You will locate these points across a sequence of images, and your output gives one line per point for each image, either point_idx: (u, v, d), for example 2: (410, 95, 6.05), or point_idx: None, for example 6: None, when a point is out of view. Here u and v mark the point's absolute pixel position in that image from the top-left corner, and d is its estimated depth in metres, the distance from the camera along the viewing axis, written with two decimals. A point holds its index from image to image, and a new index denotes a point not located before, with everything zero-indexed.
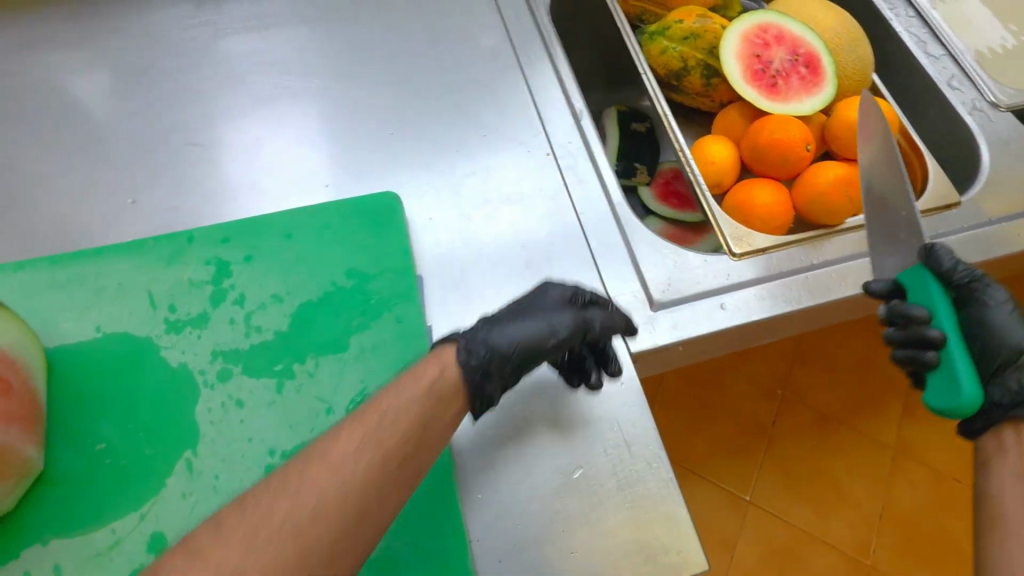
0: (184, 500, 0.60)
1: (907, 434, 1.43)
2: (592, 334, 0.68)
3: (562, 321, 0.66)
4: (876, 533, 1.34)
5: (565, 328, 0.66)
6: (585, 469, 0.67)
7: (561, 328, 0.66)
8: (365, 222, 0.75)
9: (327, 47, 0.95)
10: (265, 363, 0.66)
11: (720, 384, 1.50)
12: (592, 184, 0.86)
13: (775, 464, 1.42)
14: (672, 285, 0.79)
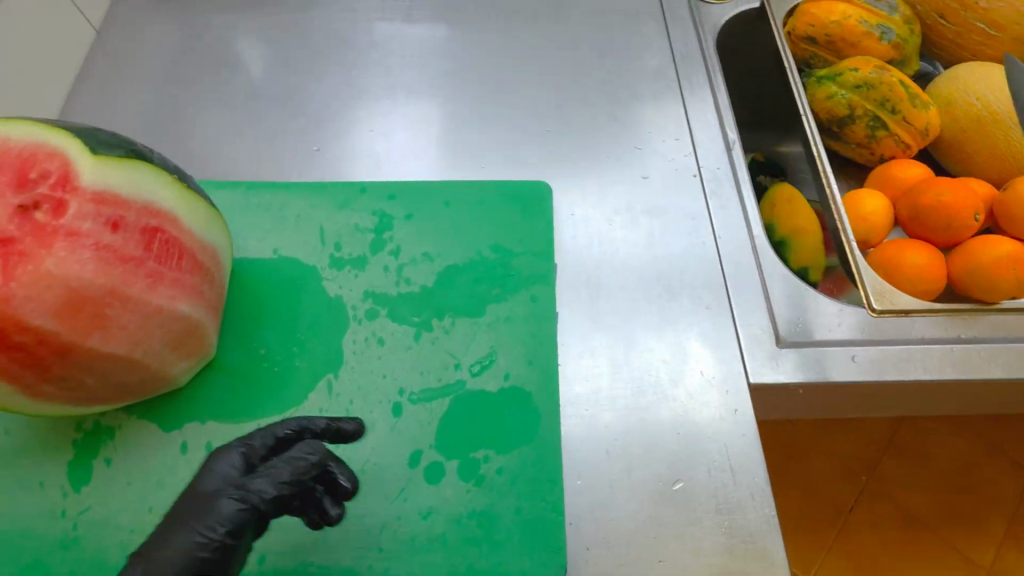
0: (321, 414, 0.66)
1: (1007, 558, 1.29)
2: (304, 477, 0.54)
3: (261, 479, 0.53)
4: None
5: (265, 497, 0.52)
6: (686, 483, 0.67)
7: (259, 492, 0.52)
8: (518, 205, 0.80)
9: (501, 48, 1.03)
10: (410, 310, 0.72)
11: (805, 456, 1.42)
12: (735, 213, 0.86)
13: (849, 550, 1.32)
14: (802, 327, 0.78)
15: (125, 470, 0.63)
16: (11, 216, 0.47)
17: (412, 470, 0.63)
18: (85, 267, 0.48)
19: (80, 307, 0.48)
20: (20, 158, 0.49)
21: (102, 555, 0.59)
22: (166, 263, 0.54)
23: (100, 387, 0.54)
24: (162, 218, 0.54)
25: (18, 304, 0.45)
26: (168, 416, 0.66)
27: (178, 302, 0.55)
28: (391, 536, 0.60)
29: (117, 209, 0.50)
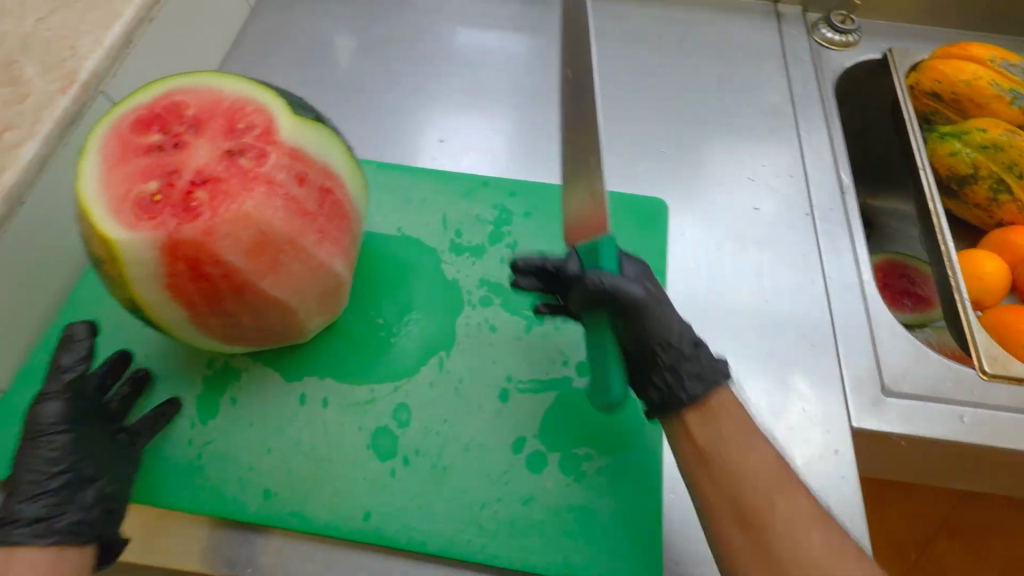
0: (430, 388, 0.69)
1: None
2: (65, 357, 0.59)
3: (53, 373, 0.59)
4: None
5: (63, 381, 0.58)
6: None
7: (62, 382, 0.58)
8: (633, 218, 0.82)
9: (622, 69, 1.06)
10: (522, 302, 0.74)
11: None
12: (846, 257, 0.86)
13: None
14: (910, 377, 0.76)
15: (249, 411, 0.67)
16: (220, 158, 0.51)
17: (515, 456, 0.64)
18: (275, 213, 0.52)
19: (265, 250, 0.52)
20: (231, 108, 0.53)
21: (221, 486, 0.62)
22: (333, 223, 0.57)
23: (254, 329, 0.58)
24: (336, 181, 0.58)
25: (218, 238, 0.49)
26: (291, 368, 0.70)
27: (335, 261, 0.58)
28: (490, 515, 0.61)
29: (305, 166, 0.54)
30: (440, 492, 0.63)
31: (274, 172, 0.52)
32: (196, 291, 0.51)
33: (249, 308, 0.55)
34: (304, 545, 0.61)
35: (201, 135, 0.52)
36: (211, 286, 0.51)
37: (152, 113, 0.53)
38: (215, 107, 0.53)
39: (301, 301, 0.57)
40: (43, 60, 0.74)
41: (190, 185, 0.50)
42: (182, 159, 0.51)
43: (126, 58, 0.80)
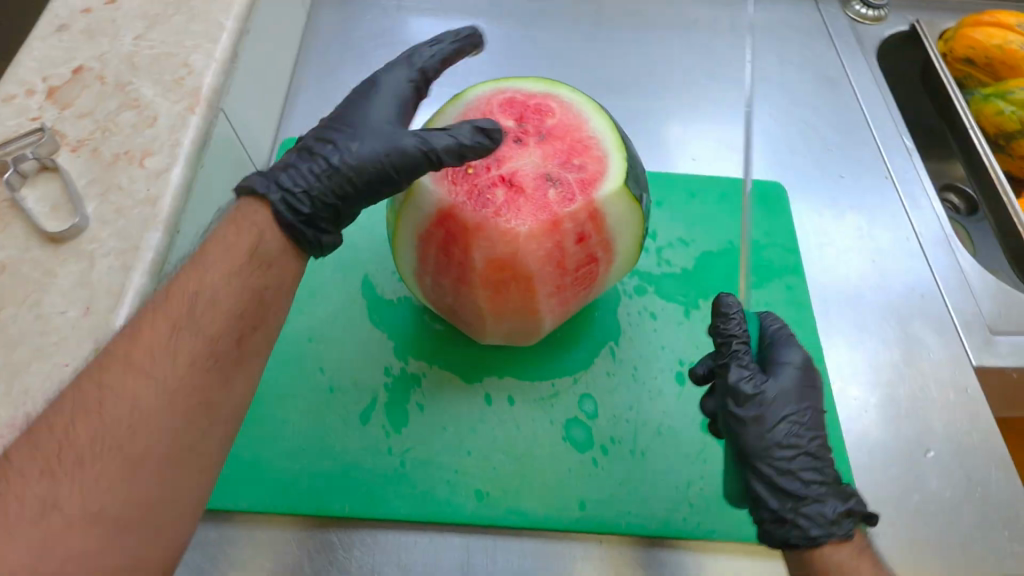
0: (609, 377, 0.70)
1: None
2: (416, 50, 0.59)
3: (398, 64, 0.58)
4: None
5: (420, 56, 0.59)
6: (938, 451, 0.72)
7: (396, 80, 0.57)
8: (755, 200, 0.85)
9: (688, 53, 1.09)
10: (674, 287, 0.77)
11: None
12: (929, 213, 0.93)
13: None
14: (1012, 315, 0.83)
15: (438, 416, 0.66)
16: (538, 176, 0.53)
17: (706, 435, 0.67)
18: (536, 253, 0.53)
19: (505, 271, 0.53)
20: (582, 144, 0.55)
21: (432, 491, 0.63)
22: (572, 289, 0.57)
23: (476, 325, 0.60)
24: (606, 255, 0.57)
25: (482, 236, 0.52)
26: (468, 371, 0.69)
27: (551, 314, 0.58)
28: (698, 492, 0.64)
29: (593, 232, 0.54)
30: (644, 476, 0.65)
31: (563, 221, 0.52)
32: (441, 266, 0.55)
33: (461, 301, 0.57)
34: (521, 541, 0.62)
35: (539, 146, 0.55)
36: (454, 268, 0.54)
37: (524, 102, 0.58)
38: (568, 128, 0.56)
39: (516, 324, 0.58)
40: (158, 79, 0.70)
41: (500, 182, 0.53)
42: (506, 154, 0.54)
43: (234, 71, 0.76)
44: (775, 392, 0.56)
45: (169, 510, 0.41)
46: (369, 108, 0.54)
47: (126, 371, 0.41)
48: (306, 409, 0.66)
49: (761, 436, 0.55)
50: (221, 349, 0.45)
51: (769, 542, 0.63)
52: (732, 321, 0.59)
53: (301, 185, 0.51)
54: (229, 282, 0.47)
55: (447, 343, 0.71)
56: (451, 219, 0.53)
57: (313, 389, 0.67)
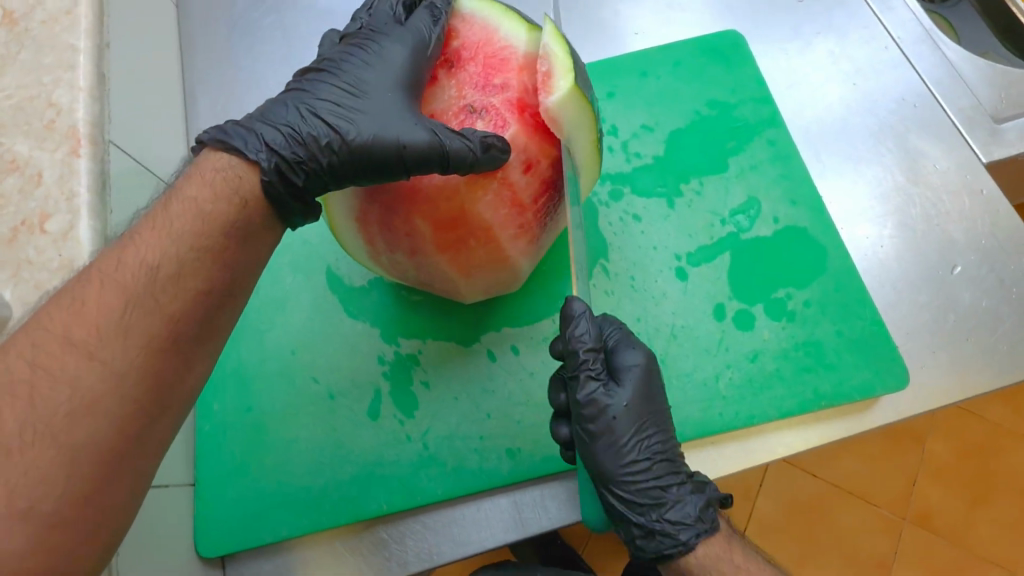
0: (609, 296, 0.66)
1: None
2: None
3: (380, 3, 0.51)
4: None
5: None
6: (964, 265, 0.68)
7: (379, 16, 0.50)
8: (713, 58, 0.77)
9: None
10: (652, 180, 0.71)
11: None
12: (903, 12, 0.83)
13: None
14: (1015, 95, 0.76)
15: (447, 387, 0.63)
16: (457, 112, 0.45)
17: (722, 323, 0.64)
18: (484, 197, 0.45)
19: (456, 226, 0.46)
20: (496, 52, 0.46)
21: (463, 463, 0.61)
22: (539, 222, 0.49)
23: (453, 291, 0.54)
24: (564, 173, 0.48)
25: (417, 197, 0.45)
26: (463, 333, 0.65)
27: (524, 258, 0.51)
28: (728, 382, 0.61)
29: (539, 150, 0.45)
30: (670, 384, 0.62)
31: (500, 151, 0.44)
32: (391, 242, 0.49)
33: (426, 271, 0.51)
34: (567, 483, 0.60)
35: (450, 80, 0.47)
36: (403, 240, 0.48)
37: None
38: (484, 42, 0.47)
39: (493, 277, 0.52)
40: (28, 131, 0.62)
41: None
42: (426, 97, 0.48)
43: (110, 96, 0.67)
44: (620, 410, 0.54)
45: (93, 530, 0.37)
46: (386, 55, 0.46)
47: (68, 352, 0.38)
48: (312, 422, 0.63)
49: (615, 455, 0.53)
50: (176, 323, 0.41)
51: (811, 410, 0.61)
52: (580, 327, 0.54)
53: (293, 152, 0.45)
54: (193, 246, 0.42)
55: (432, 311, 0.66)
56: (380, 188, 0.47)
57: (313, 401, 0.63)
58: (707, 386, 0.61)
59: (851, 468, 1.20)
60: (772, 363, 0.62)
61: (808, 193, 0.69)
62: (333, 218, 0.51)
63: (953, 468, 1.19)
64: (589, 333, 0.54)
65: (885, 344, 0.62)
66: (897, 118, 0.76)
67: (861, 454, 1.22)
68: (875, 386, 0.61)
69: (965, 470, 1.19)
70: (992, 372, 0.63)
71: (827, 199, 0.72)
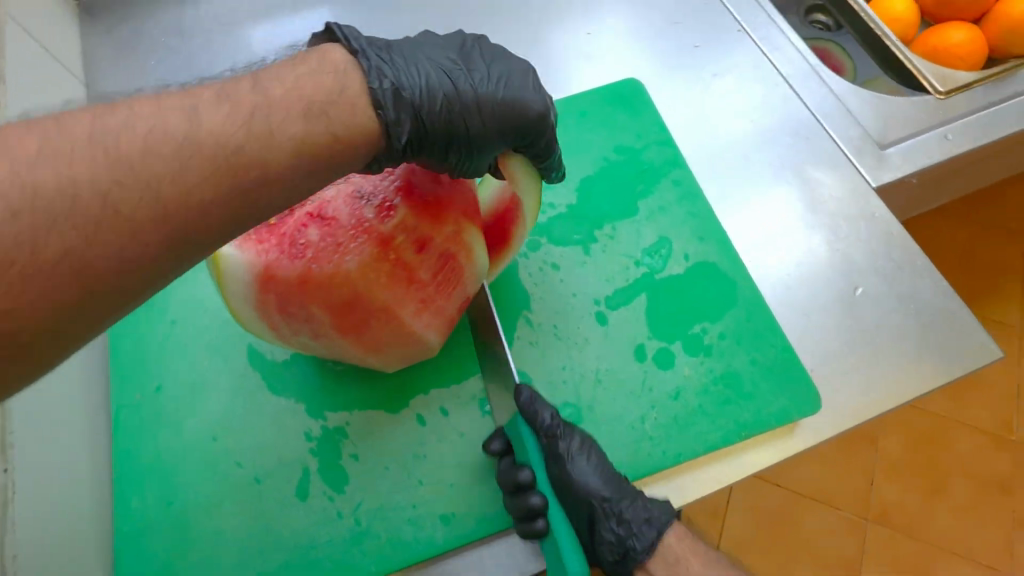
0: (533, 347, 0.67)
1: None
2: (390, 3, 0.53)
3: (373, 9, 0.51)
4: None
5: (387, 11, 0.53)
6: (866, 286, 0.72)
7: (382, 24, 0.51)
8: (617, 106, 0.80)
9: None
10: (568, 228, 0.73)
11: None
12: (791, 51, 0.89)
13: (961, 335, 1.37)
14: (895, 122, 0.82)
15: (377, 457, 0.62)
16: (351, 199, 0.46)
17: (644, 365, 0.65)
18: (381, 281, 0.45)
19: (355, 308, 0.46)
20: None
21: (397, 536, 0.59)
22: (441, 295, 0.50)
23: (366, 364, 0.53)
24: (460, 245, 0.49)
25: (309, 284, 0.44)
26: (390, 399, 0.65)
27: (431, 331, 0.51)
28: (654, 423, 0.62)
29: (432, 229, 0.47)
30: (599, 430, 0.63)
31: (394, 233, 0.45)
32: (290, 327, 0.48)
33: (333, 351, 0.50)
34: (505, 543, 0.60)
35: None
36: (302, 326, 0.47)
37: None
38: None
39: (403, 351, 0.52)
40: None
41: (309, 214, 0.45)
42: None
43: None
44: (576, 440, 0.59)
45: None
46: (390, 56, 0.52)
47: None
48: (239, 509, 0.60)
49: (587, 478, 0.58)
50: None
51: (736, 443, 0.62)
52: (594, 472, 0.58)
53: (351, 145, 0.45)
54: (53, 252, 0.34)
55: (358, 380, 0.65)
56: (272, 279, 0.45)
57: (239, 487, 0.61)
58: (635, 430, 0.62)
59: (810, 473, 1.27)
60: (693, 401, 0.63)
61: (715, 228, 0.72)
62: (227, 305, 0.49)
63: (901, 465, 1.27)
64: (589, 471, 0.58)
65: (797, 370, 0.64)
66: (792, 152, 0.81)
67: (820, 461, 1.28)
68: (791, 412, 0.63)
69: (913, 465, 1.27)
70: (901, 385, 0.67)
71: (734, 234, 0.75)
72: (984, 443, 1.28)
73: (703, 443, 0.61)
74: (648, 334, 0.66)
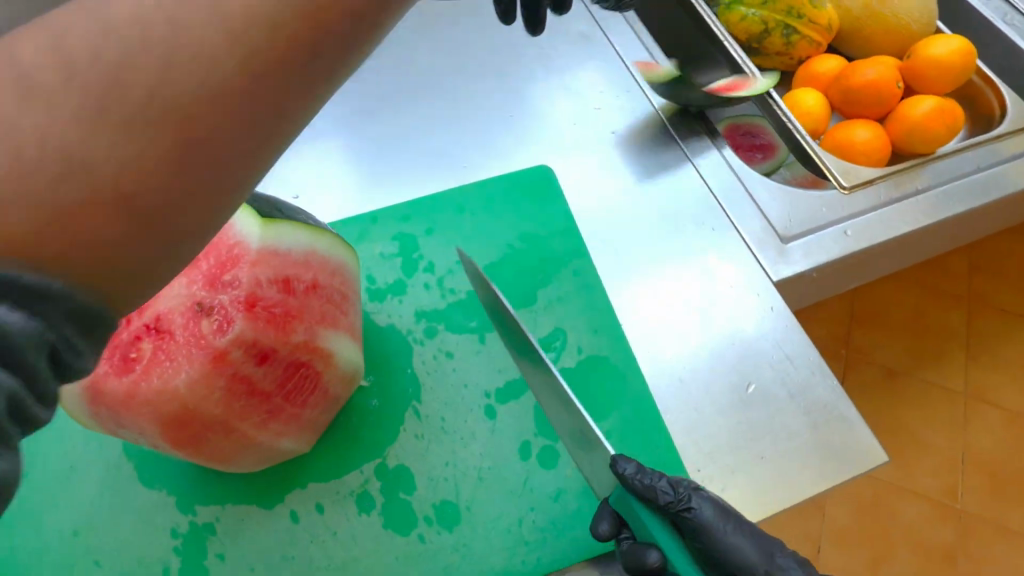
0: (418, 440, 0.66)
1: (996, 369, 1.42)
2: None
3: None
4: (973, 475, 1.32)
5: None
6: (758, 383, 0.72)
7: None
8: (525, 192, 0.82)
9: (436, 54, 1.04)
10: (466, 315, 0.73)
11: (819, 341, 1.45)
12: (703, 141, 0.92)
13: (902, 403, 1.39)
14: (798, 215, 0.85)
15: (244, 557, 0.60)
16: (187, 312, 0.46)
17: (527, 463, 0.64)
18: (213, 398, 0.45)
19: (192, 424, 0.45)
20: (229, 250, 0.47)
21: None
22: (290, 404, 0.49)
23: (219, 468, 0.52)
24: (315, 354, 0.50)
25: (139, 402, 0.44)
26: (265, 493, 0.63)
27: (282, 438, 0.51)
28: (531, 526, 0.61)
29: (275, 342, 0.46)
30: (475, 532, 0.61)
31: (229, 349, 0.44)
32: (130, 436, 0.47)
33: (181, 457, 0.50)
34: None
35: (178, 276, 0.46)
36: (142, 437, 0.47)
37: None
38: (217, 238, 0.47)
39: (255, 457, 0.51)
40: None
41: (145, 331, 0.45)
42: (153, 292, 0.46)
43: None
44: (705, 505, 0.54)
45: None
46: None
47: None
48: None
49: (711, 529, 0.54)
50: None
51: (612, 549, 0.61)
52: (647, 474, 0.55)
53: None
54: None
55: (232, 473, 0.63)
56: (106, 393, 0.45)
57: None
58: (512, 534, 0.61)
59: None
60: (572, 504, 0.62)
61: (609, 322, 0.74)
62: (65, 412, 0.48)
63: (850, 534, 1.27)
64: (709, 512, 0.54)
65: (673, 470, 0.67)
66: (698, 241, 0.83)
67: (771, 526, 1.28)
68: None
69: (859, 534, 1.27)
70: (787, 487, 0.66)
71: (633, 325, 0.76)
72: (929, 510, 1.29)
73: (578, 548, 0.60)
74: (533, 431, 0.66)
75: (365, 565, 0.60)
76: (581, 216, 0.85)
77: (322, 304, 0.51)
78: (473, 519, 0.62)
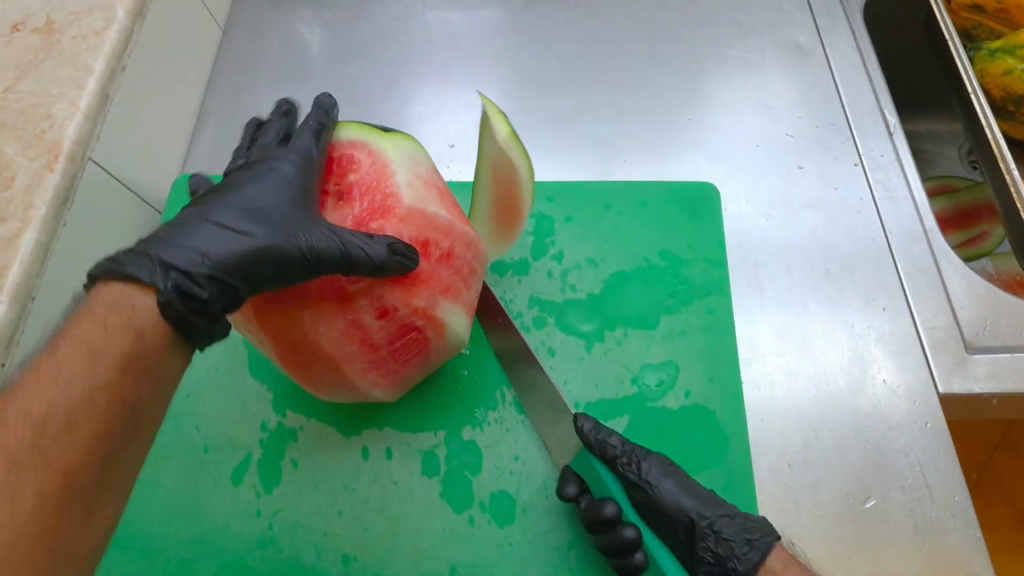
0: (496, 426, 0.65)
1: None
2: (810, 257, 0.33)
3: None
4: None
5: None
6: (879, 500, 0.63)
7: None
8: (681, 207, 0.76)
9: (634, 33, 0.98)
10: (581, 316, 0.70)
11: None
12: (906, 206, 0.79)
13: None
14: (996, 327, 0.70)
15: (312, 472, 0.64)
16: None
17: None
18: (330, 334, 0.47)
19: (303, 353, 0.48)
20: (386, 199, 0.48)
21: (298, 556, 0.60)
22: (392, 361, 0.50)
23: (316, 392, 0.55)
24: (429, 321, 0.50)
25: (267, 320, 0.47)
26: (346, 422, 0.66)
27: (375, 389, 0.52)
28: (580, 555, 0.59)
29: (399, 300, 0.47)
30: (523, 537, 0.60)
31: (357, 296, 0.46)
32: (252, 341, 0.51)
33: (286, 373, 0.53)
34: None
35: (331, 210, 0.48)
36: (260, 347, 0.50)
37: (331, 152, 0.50)
38: (379, 186, 0.48)
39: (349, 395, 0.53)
40: (20, 136, 0.68)
41: None
42: None
43: (108, 117, 0.73)
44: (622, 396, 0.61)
45: None
46: (283, 185, 0.46)
47: None
48: (180, 466, 0.64)
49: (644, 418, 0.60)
50: (65, 491, 0.37)
51: None
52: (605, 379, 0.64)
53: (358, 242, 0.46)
54: (78, 387, 0.38)
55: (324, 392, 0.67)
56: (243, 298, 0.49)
57: (188, 449, 0.65)
58: (559, 553, 0.59)
59: None
60: None
61: (731, 373, 0.67)
62: None
63: None
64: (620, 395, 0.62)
65: None
66: (858, 318, 0.72)
67: None
68: None
69: None
70: None
71: (755, 384, 0.69)
72: None
73: None
74: None
75: (413, 526, 0.61)
76: (734, 250, 0.77)
77: (451, 275, 0.50)
78: (526, 523, 0.60)
